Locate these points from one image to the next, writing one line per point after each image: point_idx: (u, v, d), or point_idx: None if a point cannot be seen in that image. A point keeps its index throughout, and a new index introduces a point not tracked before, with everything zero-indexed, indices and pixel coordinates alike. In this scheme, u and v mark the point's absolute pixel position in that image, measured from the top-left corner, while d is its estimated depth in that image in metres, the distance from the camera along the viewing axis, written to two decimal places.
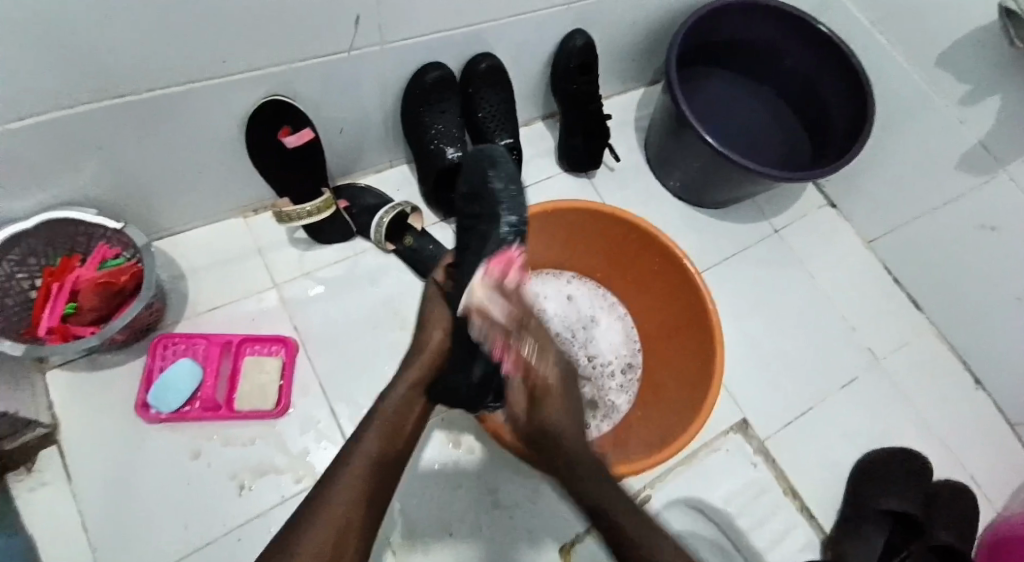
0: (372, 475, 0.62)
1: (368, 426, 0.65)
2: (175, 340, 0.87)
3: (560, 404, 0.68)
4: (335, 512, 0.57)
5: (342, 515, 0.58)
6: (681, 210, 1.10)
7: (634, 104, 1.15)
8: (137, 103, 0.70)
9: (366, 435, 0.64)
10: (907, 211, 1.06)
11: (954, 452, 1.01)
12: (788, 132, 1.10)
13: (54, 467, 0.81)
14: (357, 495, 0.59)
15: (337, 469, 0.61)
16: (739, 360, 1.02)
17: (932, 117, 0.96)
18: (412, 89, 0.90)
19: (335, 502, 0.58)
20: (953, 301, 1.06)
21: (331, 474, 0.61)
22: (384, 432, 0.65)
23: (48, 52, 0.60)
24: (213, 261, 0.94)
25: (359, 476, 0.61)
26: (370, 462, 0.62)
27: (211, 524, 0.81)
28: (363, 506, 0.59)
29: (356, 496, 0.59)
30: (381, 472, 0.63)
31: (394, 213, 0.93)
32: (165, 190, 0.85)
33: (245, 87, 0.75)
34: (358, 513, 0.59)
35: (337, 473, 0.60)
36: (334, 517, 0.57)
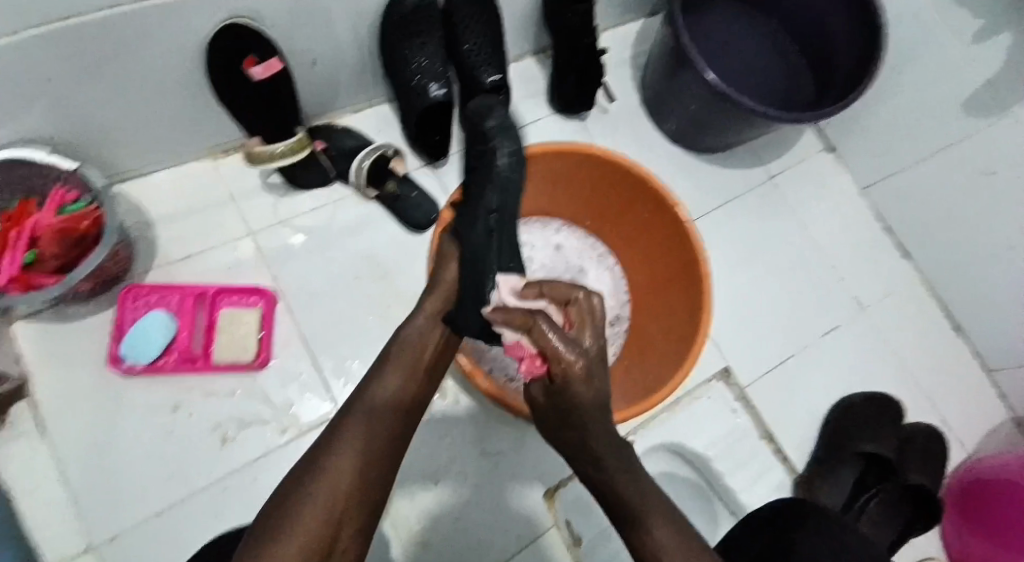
0: (399, 416, 0.59)
1: (387, 366, 0.62)
2: (145, 291, 0.83)
3: (591, 388, 0.52)
4: (352, 442, 0.54)
5: (356, 457, 0.54)
6: (676, 154, 1.06)
7: (630, 39, 1.08)
8: (80, 33, 0.63)
9: (391, 369, 0.62)
10: (906, 156, 1.03)
11: (931, 396, 1.04)
12: (791, 73, 1.04)
13: (29, 421, 0.78)
14: (376, 433, 0.56)
15: (357, 405, 0.58)
16: (726, 310, 1.02)
17: (940, 56, 0.91)
18: (390, 16, 0.83)
19: (348, 439, 0.54)
20: (943, 248, 1.05)
21: (347, 411, 0.57)
22: (407, 366, 0.63)
23: None
24: (182, 207, 0.88)
25: (381, 412, 0.58)
26: (391, 404, 0.59)
27: (196, 476, 0.81)
28: (381, 446, 0.55)
29: (371, 433, 0.56)
30: (400, 415, 0.59)
31: (375, 154, 0.87)
32: (123, 130, 0.79)
33: (202, 13, 0.68)
34: (374, 452, 0.55)
35: (360, 408, 0.57)
36: (347, 451, 0.54)
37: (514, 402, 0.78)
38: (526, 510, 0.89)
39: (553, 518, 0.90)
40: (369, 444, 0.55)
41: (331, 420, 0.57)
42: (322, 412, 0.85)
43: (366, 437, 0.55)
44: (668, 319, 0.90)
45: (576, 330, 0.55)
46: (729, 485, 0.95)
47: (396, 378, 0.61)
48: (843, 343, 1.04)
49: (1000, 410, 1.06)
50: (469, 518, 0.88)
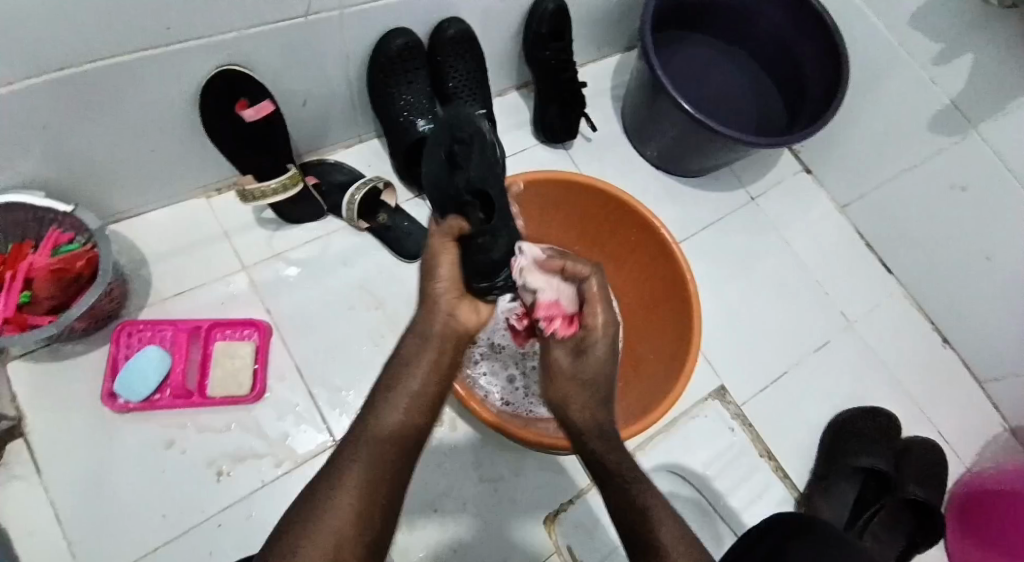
0: (404, 445, 0.54)
1: (391, 394, 0.56)
2: (141, 327, 0.84)
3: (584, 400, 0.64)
4: (352, 484, 0.50)
5: (357, 499, 0.49)
6: (659, 179, 1.09)
7: (608, 74, 1.13)
8: (80, 76, 0.65)
9: (387, 403, 0.56)
10: (881, 174, 1.07)
11: (923, 407, 1.05)
12: (765, 99, 1.08)
13: (20, 462, 0.78)
14: (381, 467, 0.52)
15: (358, 435, 0.53)
16: (717, 329, 1.03)
17: (905, 79, 0.96)
18: (377, 59, 0.86)
19: (349, 480, 0.50)
20: (924, 262, 1.07)
21: (349, 445, 0.53)
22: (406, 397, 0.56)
23: None
24: (177, 244, 0.90)
25: (382, 446, 0.53)
26: (392, 438, 0.54)
27: (191, 513, 0.80)
28: (390, 476, 0.52)
29: (371, 474, 0.51)
30: (401, 449, 0.54)
31: (366, 189, 0.89)
32: (120, 171, 0.81)
33: (196, 56, 0.71)
34: (376, 493, 0.50)
35: (359, 445, 0.52)
36: (348, 495, 0.49)
37: (510, 429, 0.78)
38: (525, 536, 0.88)
39: (553, 543, 0.89)
40: (372, 481, 0.51)
41: (335, 448, 0.53)
42: (317, 443, 0.85)
43: (366, 479, 0.51)
44: (657, 338, 0.91)
45: (583, 349, 0.65)
46: (729, 504, 0.94)
47: (398, 406, 0.56)
48: (833, 358, 1.05)
49: (995, 419, 1.07)
50: (468, 547, 0.86)
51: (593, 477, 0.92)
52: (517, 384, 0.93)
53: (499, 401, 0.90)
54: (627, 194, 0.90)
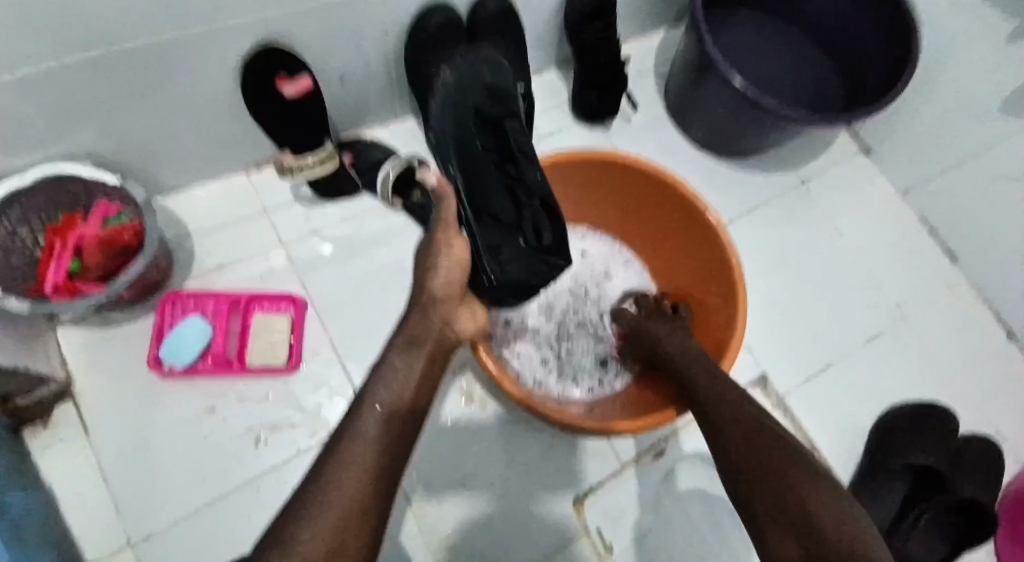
0: (387, 451, 0.51)
1: (391, 381, 0.56)
2: (185, 298, 0.86)
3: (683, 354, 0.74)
4: (341, 495, 0.45)
5: (350, 502, 0.45)
6: (703, 160, 1.05)
7: (653, 49, 1.09)
8: (126, 51, 0.66)
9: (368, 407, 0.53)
10: (946, 157, 0.99)
11: (982, 405, 0.98)
12: (821, 76, 1.02)
13: (69, 424, 0.82)
14: (372, 461, 0.49)
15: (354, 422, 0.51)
16: (760, 317, 0.99)
17: (977, 55, 0.88)
18: (415, 36, 0.84)
19: (338, 492, 0.45)
20: (989, 252, 1.00)
21: (330, 455, 0.49)
22: (384, 403, 0.54)
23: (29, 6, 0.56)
24: (218, 218, 0.92)
25: (367, 453, 0.49)
26: (373, 445, 0.50)
27: (228, 480, 0.82)
28: (383, 475, 0.49)
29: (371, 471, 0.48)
30: (385, 456, 0.50)
31: (401, 165, 0.87)
32: (165, 146, 0.83)
33: (234, 33, 0.71)
34: (369, 500, 0.47)
35: (342, 455, 0.48)
36: (333, 503, 0.45)
37: (541, 409, 0.76)
38: (553, 520, 0.88)
39: (583, 527, 0.88)
40: (362, 490, 0.47)
41: (328, 441, 0.51)
42: None
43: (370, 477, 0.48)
44: (699, 326, 0.88)
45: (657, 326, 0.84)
46: None
47: (397, 393, 0.55)
48: (884, 351, 1.00)
49: None
50: (496, 527, 0.86)
51: (623, 462, 0.91)
52: (549, 367, 0.91)
53: (531, 381, 0.89)
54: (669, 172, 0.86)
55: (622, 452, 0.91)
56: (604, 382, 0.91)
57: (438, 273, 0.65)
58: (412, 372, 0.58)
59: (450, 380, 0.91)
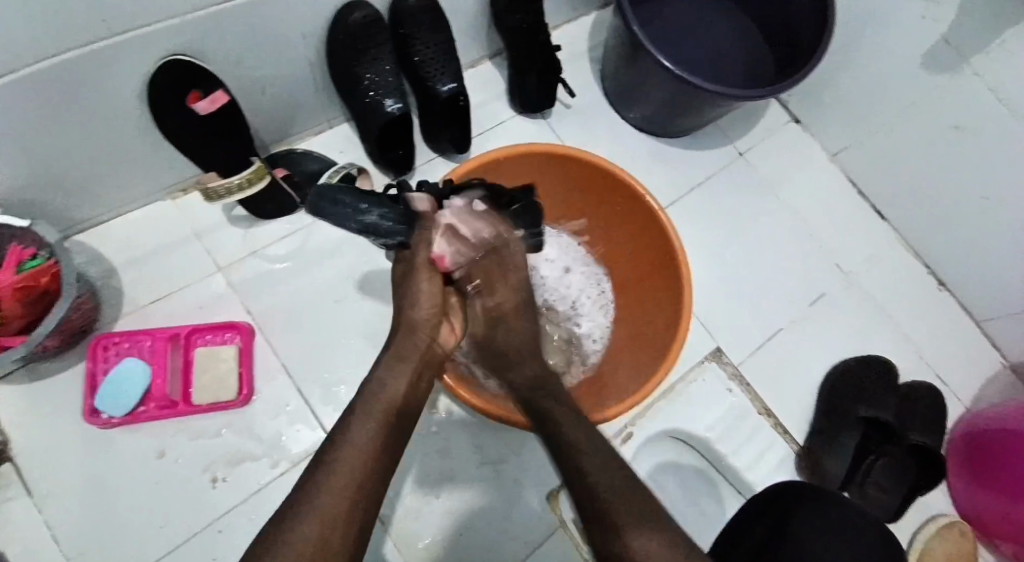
0: (374, 467, 0.52)
1: (379, 389, 0.58)
2: (116, 339, 0.80)
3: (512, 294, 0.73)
4: (326, 510, 0.47)
5: (334, 511, 0.47)
6: (643, 142, 1.05)
7: (584, 33, 1.07)
8: (20, 83, 0.61)
9: (355, 422, 0.54)
10: (872, 119, 1.03)
11: (923, 353, 1.04)
12: (749, 47, 1.03)
13: (8, 486, 0.76)
14: (361, 465, 0.51)
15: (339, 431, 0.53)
16: (711, 292, 1.01)
17: (892, 16, 0.91)
18: (335, 36, 0.81)
19: (321, 508, 0.47)
20: (919, 207, 1.04)
21: (319, 465, 0.50)
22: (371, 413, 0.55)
23: None
24: (148, 250, 0.87)
25: (355, 467, 0.50)
26: (362, 457, 0.51)
27: (190, 521, 0.79)
28: (368, 482, 0.51)
29: (356, 478, 0.50)
30: (373, 470, 0.51)
31: (339, 176, 0.85)
32: (78, 179, 0.77)
33: (140, 52, 0.66)
34: (354, 509, 0.48)
35: (325, 465, 0.50)
36: (318, 517, 0.47)
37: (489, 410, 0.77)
38: (531, 516, 0.88)
39: (558, 519, 0.88)
40: (349, 506, 0.48)
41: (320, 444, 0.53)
42: (312, 441, 0.83)
43: (358, 489, 0.50)
44: (653, 310, 0.88)
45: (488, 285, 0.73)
46: (731, 465, 0.94)
47: (376, 400, 0.57)
48: (831, 312, 1.03)
49: (993, 358, 1.06)
50: (476, 532, 0.86)
51: None
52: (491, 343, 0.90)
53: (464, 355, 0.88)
54: (613, 164, 0.86)
55: None
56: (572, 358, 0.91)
57: (417, 307, 0.68)
58: (399, 385, 0.59)
59: None
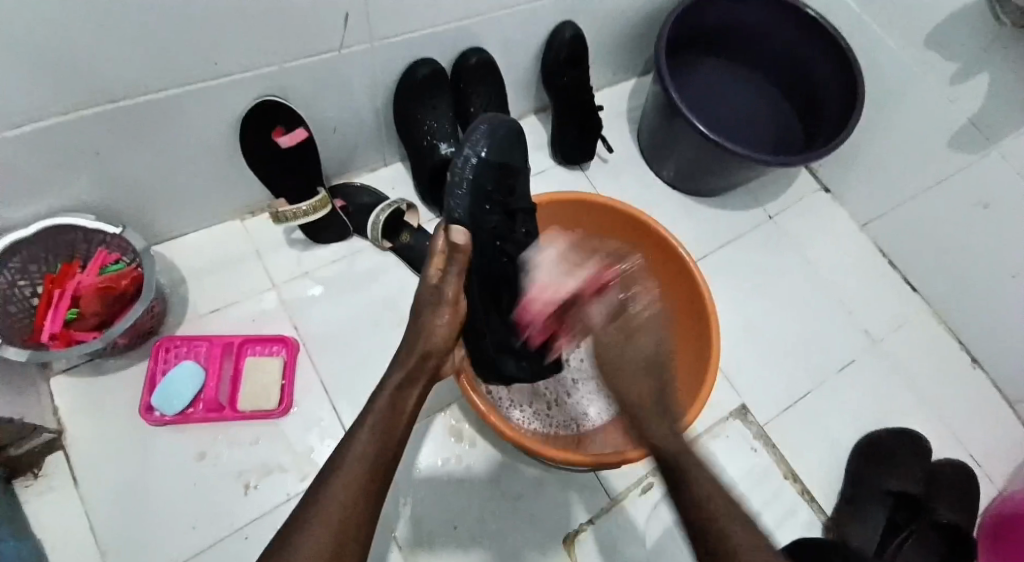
0: (372, 478, 0.53)
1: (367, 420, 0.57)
2: (176, 344, 0.88)
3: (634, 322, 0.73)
4: (322, 529, 0.48)
5: (336, 520, 0.48)
6: (676, 199, 1.11)
7: (624, 97, 1.16)
8: (133, 108, 0.70)
9: (360, 436, 0.55)
10: (902, 192, 1.06)
11: (952, 426, 1.03)
12: (780, 120, 1.10)
13: (59, 473, 0.81)
14: (359, 482, 0.51)
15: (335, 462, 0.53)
16: (736, 346, 1.03)
17: (921, 97, 0.96)
18: (402, 87, 0.90)
19: (320, 525, 0.48)
20: (947, 279, 1.06)
21: (318, 486, 0.51)
22: (377, 431, 0.56)
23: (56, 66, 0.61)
24: (212, 265, 0.94)
25: (352, 486, 0.51)
26: (362, 466, 0.53)
27: (220, 525, 0.82)
28: (365, 498, 0.51)
29: (355, 496, 0.50)
30: (369, 480, 0.52)
31: (390, 210, 0.92)
32: (163, 198, 0.86)
33: (236, 91, 0.75)
34: (356, 514, 0.50)
35: (324, 481, 0.51)
36: (326, 530, 0.48)
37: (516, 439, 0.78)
38: (545, 554, 0.89)
39: None
40: (347, 521, 0.49)
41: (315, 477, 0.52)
42: None
43: (355, 500, 0.50)
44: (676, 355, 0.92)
45: None
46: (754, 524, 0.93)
47: (370, 431, 0.56)
48: (859, 376, 1.04)
49: None
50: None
51: (612, 497, 0.93)
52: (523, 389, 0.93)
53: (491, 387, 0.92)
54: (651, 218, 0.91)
55: (611, 486, 0.93)
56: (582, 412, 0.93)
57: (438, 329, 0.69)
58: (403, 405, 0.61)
59: (437, 419, 0.93)
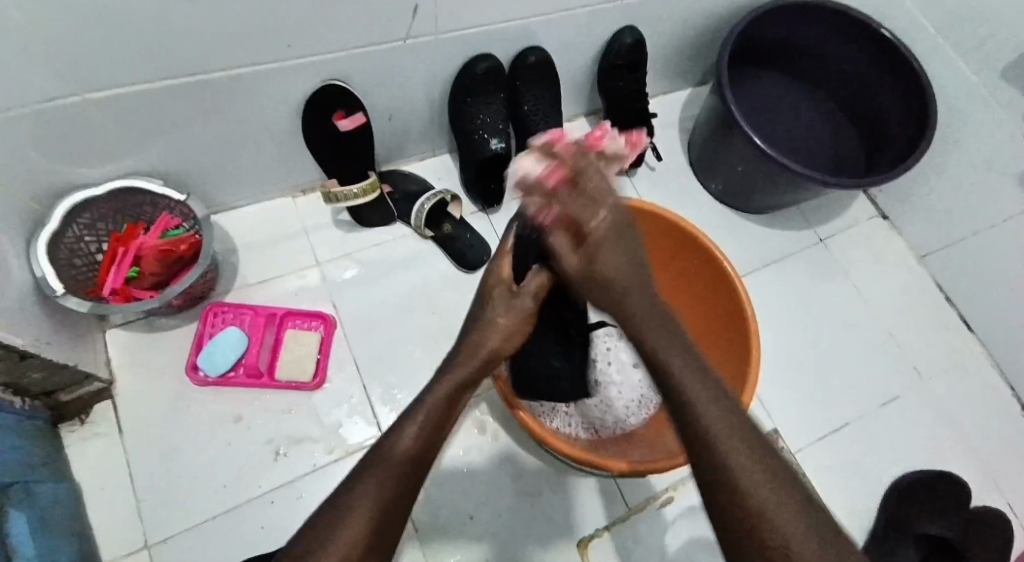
0: (406, 477, 0.52)
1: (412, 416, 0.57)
2: (224, 310, 0.92)
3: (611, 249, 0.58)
4: (355, 527, 0.48)
5: (371, 520, 0.48)
6: (724, 213, 1.09)
7: (680, 106, 1.14)
8: (202, 84, 0.74)
9: (403, 432, 0.55)
10: (966, 227, 1.01)
11: (995, 476, 0.98)
12: (842, 141, 1.06)
13: (105, 421, 0.87)
14: (396, 485, 0.51)
15: (376, 455, 0.53)
16: (771, 369, 1.01)
17: (996, 130, 0.91)
18: (460, 80, 0.91)
19: (354, 521, 0.48)
20: (1006, 321, 1.01)
21: (353, 479, 0.51)
22: (422, 432, 0.56)
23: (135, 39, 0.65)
24: (263, 239, 0.98)
25: (388, 484, 0.51)
26: (399, 465, 0.52)
27: (248, 488, 0.86)
28: (399, 500, 0.51)
29: (389, 497, 0.50)
30: (403, 478, 0.52)
31: (436, 199, 0.95)
32: (223, 171, 0.90)
33: (299, 74, 0.78)
34: (387, 516, 0.50)
35: (360, 473, 0.51)
36: (360, 529, 0.48)
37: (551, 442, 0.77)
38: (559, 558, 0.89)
39: None
40: (377, 525, 0.49)
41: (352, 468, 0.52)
42: (365, 435, 0.89)
43: (389, 501, 0.50)
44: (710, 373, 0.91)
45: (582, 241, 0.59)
46: None
47: (415, 429, 0.55)
48: (900, 413, 1.00)
49: None
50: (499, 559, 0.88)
51: (630, 507, 0.92)
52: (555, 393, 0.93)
53: None
54: (701, 232, 0.89)
55: (630, 496, 0.93)
56: (610, 421, 0.90)
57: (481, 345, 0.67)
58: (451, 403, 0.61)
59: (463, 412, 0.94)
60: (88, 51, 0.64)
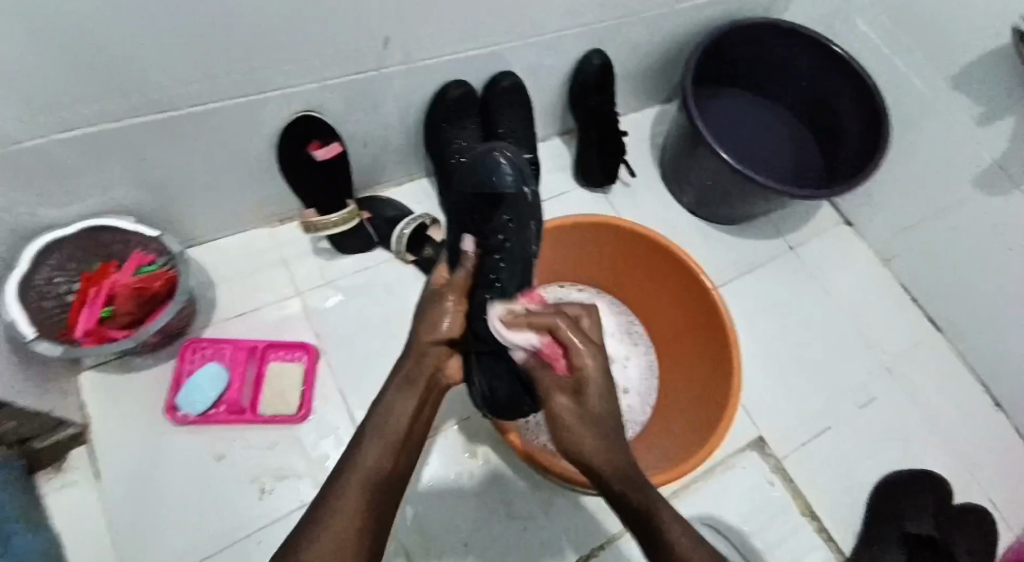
0: (376, 490, 0.55)
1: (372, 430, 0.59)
2: (203, 345, 0.90)
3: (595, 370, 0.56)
4: (329, 537, 0.50)
5: (345, 531, 0.51)
6: (697, 225, 1.12)
7: (649, 123, 1.17)
8: (176, 119, 0.74)
9: (367, 446, 0.57)
10: (926, 229, 1.06)
11: (971, 469, 1.01)
12: (803, 152, 1.10)
13: (81, 469, 0.83)
14: (360, 500, 0.53)
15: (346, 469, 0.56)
16: (753, 374, 1.03)
17: (947, 136, 0.96)
18: (434, 107, 0.92)
19: (331, 529, 0.51)
20: (970, 319, 1.05)
21: (327, 494, 0.53)
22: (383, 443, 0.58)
23: (109, 76, 0.65)
24: (240, 271, 0.97)
25: (359, 495, 0.53)
26: (366, 479, 0.55)
27: (232, 527, 0.83)
28: (372, 512, 0.53)
29: (357, 510, 0.52)
30: (375, 492, 0.54)
31: (415, 224, 0.95)
32: (198, 205, 0.89)
33: (275, 106, 0.79)
34: (363, 528, 0.52)
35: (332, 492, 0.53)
36: (333, 537, 0.50)
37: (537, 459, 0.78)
38: None
39: None
40: (352, 536, 0.51)
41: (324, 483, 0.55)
42: None
43: (362, 514, 0.53)
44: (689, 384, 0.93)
45: (580, 390, 0.56)
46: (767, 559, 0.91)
47: (378, 444, 0.58)
48: (878, 411, 1.03)
49: None
50: None
51: (623, 522, 0.92)
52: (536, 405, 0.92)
53: None
54: (681, 248, 0.92)
55: None
56: None
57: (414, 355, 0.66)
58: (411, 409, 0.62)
59: (449, 434, 0.93)
60: (62, 90, 0.63)
